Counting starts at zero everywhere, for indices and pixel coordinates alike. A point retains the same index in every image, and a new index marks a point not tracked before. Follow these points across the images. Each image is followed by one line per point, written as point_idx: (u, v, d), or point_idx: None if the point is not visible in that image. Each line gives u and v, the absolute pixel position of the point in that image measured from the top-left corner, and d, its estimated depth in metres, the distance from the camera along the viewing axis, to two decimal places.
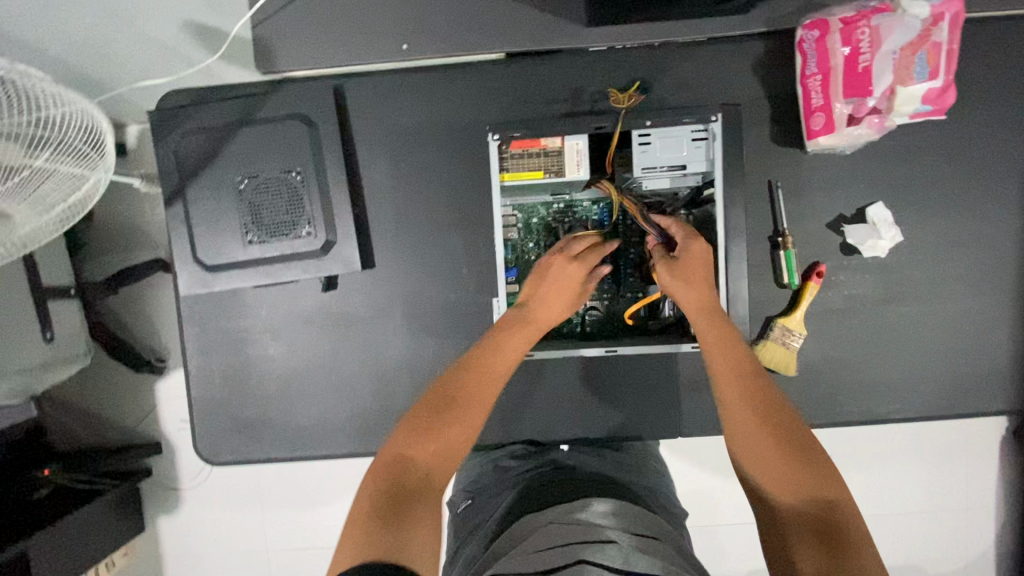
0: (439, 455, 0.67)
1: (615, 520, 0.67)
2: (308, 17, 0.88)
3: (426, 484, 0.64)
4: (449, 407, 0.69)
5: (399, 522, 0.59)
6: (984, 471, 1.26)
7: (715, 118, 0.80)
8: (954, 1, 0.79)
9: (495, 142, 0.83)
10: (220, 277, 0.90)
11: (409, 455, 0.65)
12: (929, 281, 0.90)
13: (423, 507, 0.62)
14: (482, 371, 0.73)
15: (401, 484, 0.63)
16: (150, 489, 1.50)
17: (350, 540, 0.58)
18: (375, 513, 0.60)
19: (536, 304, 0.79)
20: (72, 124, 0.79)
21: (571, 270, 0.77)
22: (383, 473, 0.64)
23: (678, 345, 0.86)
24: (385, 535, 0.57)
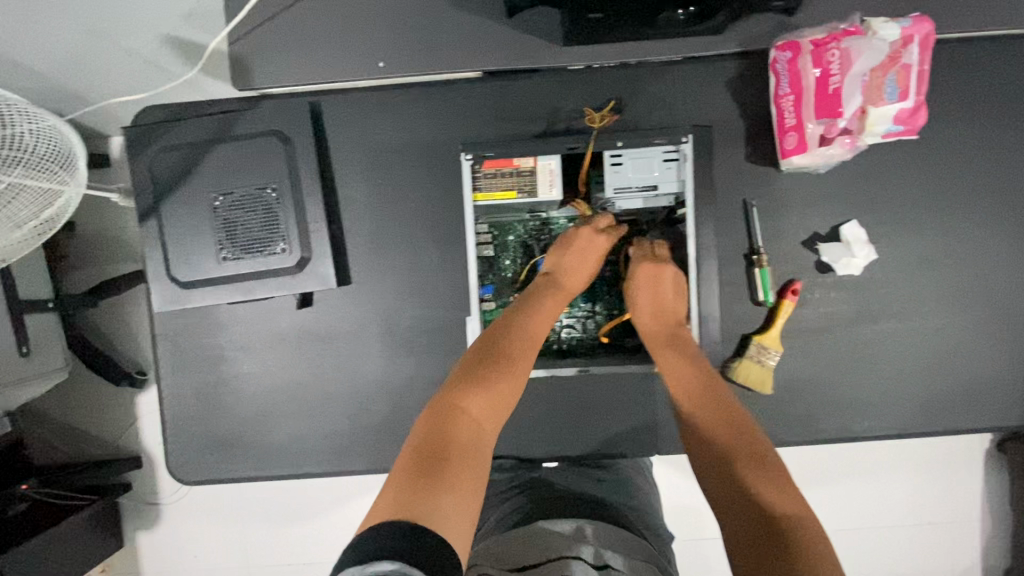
0: (484, 413, 0.69)
1: (604, 534, 0.71)
2: (284, 33, 0.88)
3: (472, 445, 0.66)
4: (490, 371, 0.72)
5: (440, 482, 0.60)
6: (964, 486, 1.26)
7: (686, 139, 0.81)
8: (924, 23, 0.80)
9: (468, 162, 0.84)
10: (194, 294, 0.89)
11: (456, 413, 0.68)
12: (905, 299, 0.91)
13: (465, 468, 0.63)
14: (522, 334, 0.77)
15: (446, 444, 0.65)
16: (129, 504, 1.49)
17: (394, 492, 0.59)
18: (416, 474, 0.61)
19: (565, 277, 0.84)
20: (41, 141, 0.80)
21: (595, 243, 0.84)
22: (430, 428, 0.66)
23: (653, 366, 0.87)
24: (426, 495, 0.58)
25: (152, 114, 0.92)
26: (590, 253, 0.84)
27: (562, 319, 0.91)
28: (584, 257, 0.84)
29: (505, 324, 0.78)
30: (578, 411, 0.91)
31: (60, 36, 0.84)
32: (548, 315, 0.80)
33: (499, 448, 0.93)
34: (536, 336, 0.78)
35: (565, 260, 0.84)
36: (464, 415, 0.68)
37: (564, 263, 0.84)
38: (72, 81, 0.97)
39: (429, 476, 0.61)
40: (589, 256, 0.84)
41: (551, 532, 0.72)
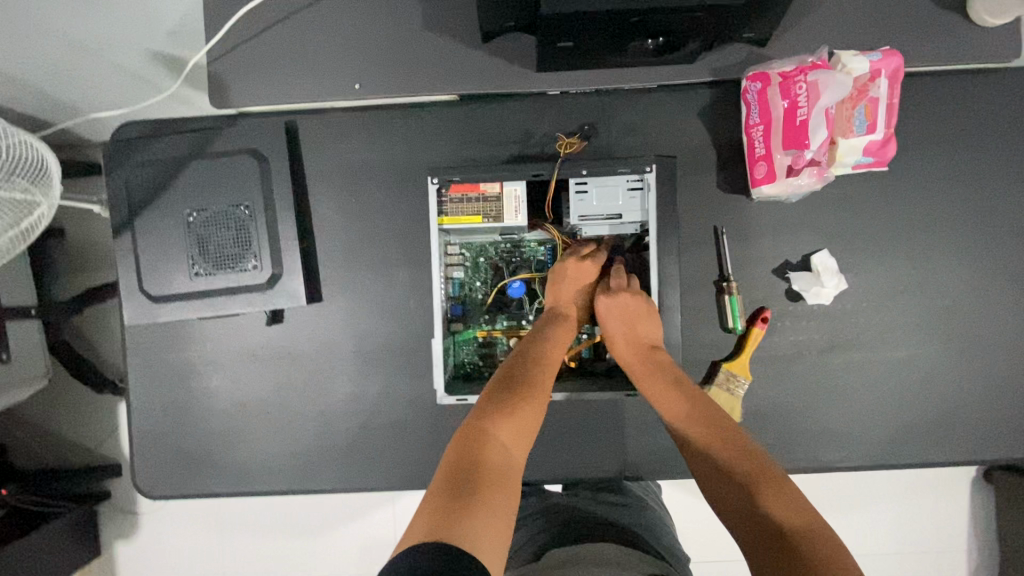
0: (513, 437, 0.68)
1: (625, 559, 0.65)
2: (262, 54, 0.89)
3: (506, 468, 0.64)
4: (511, 397, 0.71)
5: (478, 503, 0.58)
6: (946, 515, 1.25)
7: (649, 169, 0.81)
8: (892, 57, 0.81)
9: (433, 186, 0.84)
10: (165, 308, 0.89)
11: (485, 437, 0.66)
12: (875, 329, 0.90)
13: (498, 488, 0.61)
14: (539, 362, 0.77)
15: (478, 468, 0.62)
16: (107, 514, 1.48)
17: (428, 517, 0.56)
18: (447, 497, 0.58)
19: (566, 309, 0.85)
20: (15, 154, 0.80)
21: (584, 271, 0.84)
22: (457, 455, 0.64)
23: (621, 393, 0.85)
24: (462, 514, 0.56)
25: (130, 130, 0.93)
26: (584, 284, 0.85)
27: None
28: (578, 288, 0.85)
29: (519, 354, 0.78)
30: (543, 437, 0.91)
31: (42, 52, 0.86)
32: (562, 344, 0.80)
33: None
34: (552, 363, 0.78)
35: (562, 292, 0.85)
36: (493, 437, 0.66)
37: (566, 296, 0.85)
38: (55, 94, 0.98)
39: (463, 497, 0.58)
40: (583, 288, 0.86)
41: (565, 557, 0.66)
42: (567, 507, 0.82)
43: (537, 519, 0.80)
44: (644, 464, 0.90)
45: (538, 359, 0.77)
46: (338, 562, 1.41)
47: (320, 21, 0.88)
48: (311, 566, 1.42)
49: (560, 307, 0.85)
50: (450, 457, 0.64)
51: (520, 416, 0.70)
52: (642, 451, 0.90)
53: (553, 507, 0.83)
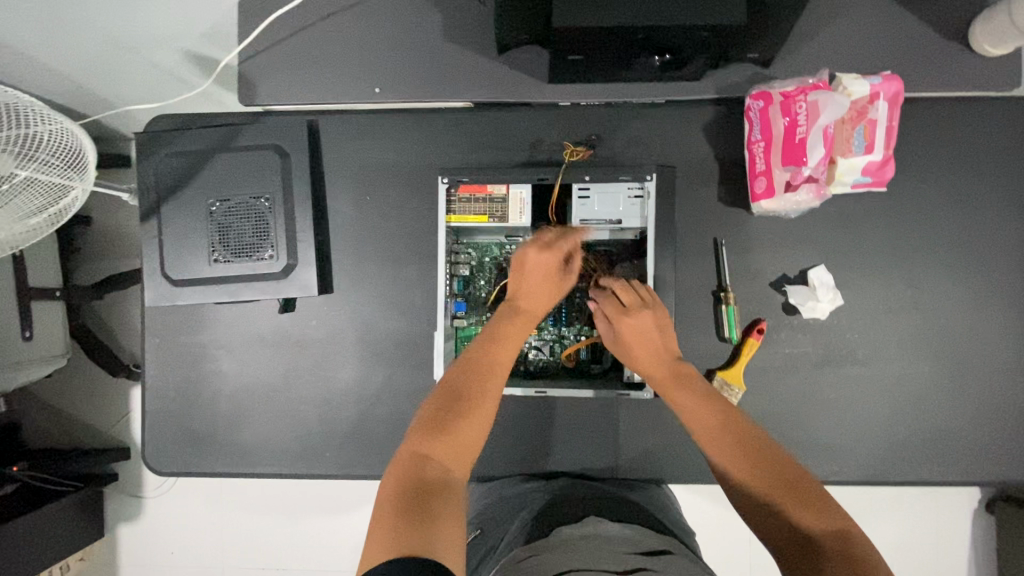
0: (454, 452, 0.67)
1: (625, 555, 0.64)
2: (289, 56, 0.94)
3: (448, 482, 0.63)
4: (454, 411, 0.70)
5: (430, 515, 0.57)
6: (941, 536, 1.26)
7: (649, 178, 0.86)
8: (892, 82, 0.84)
9: (444, 186, 0.89)
10: (183, 292, 0.94)
11: (427, 455, 0.65)
12: (869, 346, 0.92)
13: (448, 499, 0.61)
14: (482, 371, 0.76)
15: (425, 483, 0.61)
16: (114, 494, 1.52)
17: (382, 535, 0.55)
18: (400, 510, 0.57)
19: (522, 302, 0.84)
20: (49, 139, 0.84)
21: (542, 258, 0.86)
22: (399, 476, 0.63)
23: (614, 392, 0.87)
24: (418, 527, 0.55)
25: (162, 122, 0.99)
26: (541, 275, 0.85)
27: (531, 340, 0.93)
28: (533, 280, 0.85)
29: (461, 364, 0.77)
30: (538, 434, 0.93)
31: (86, 44, 0.92)
32: (506, 347, 0.79)
33: None
34: (499, 370, 0.77)
35: (524, 285, 0.85)
36: (434, 456, 0.65)
37: (515, 295, 0.85)
38: (94, 84, 1.04)
39: (417, 511, 0.57)
40: (535, 279, 0.85)
41: (574, 535, 0.69)
42: (566, 499, 0.82)
43: (534, 510, 0.80)
44: (637, 466, 0.92)
45: (482, 368, 0.76)
46: (335, 551, 1.44)
47: (346, 27, 0.93)
48: (308, 555, 1.45)
49: (507, 305, 0.85)
50: (394, 478, 0.62)
51: (463, 428, 0.69)
52: (633, 453, 0.92)
53: (551, 498, 0.83)
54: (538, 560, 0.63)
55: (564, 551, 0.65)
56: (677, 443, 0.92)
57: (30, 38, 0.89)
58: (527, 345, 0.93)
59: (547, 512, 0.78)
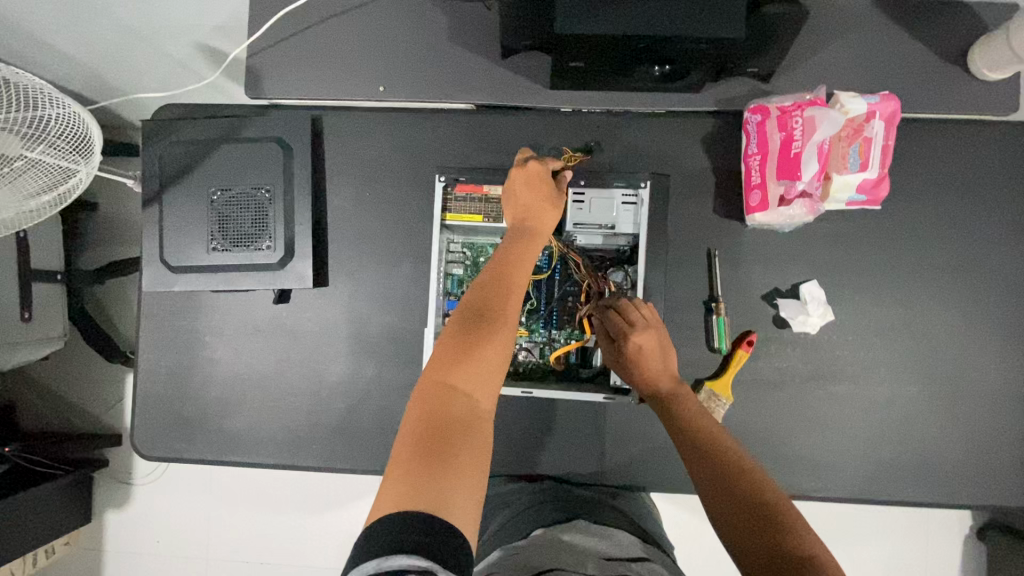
0: (478, 379, 0.63)
1: (606, 563, 0.64)
2: (296, 50, 0.95)
3: (472, 417, 0.60)
4: (474, 336, 0.65)
5: (449, 462, 0.55)
6: (921, 557, 1.26)
7: (644, 185, 0.89)
8: (890, 102, 0.85)
9: (441, 184, 0.91)
10: (181, 278, 0.95)
11: (450, 386, 0.61)
12: (858, 363, 0.92)
13: (468, 441, 0.57)
14: (503, 290, 0.70)
15: (445, 423, 0.58)
16: (104, 480, 1.53)
17: (397, 482, 0.53)
18: (416, 460, 0.55)
19: (530, 222, 0.80)
20: (57, 122, 0.85)
21: (533, 170, 0.83)
22: (421, 413, 0.59)
23: (600, 394, 0.88)
24: (435, 480, 0.53)
25: (169, 111, 1.00)
26: (531, 185, 0.83)
27: (522, 342, 0.94)
28: (523, 190, 0.83)
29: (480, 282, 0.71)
30: (523, 435, 0.94)
31: (98, 31, 0.94)
32: (518, 263, 0.74)
33: None
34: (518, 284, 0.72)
35: (523, 200, 0.82)
36: (457, 385, 0.61)
37: (520, 211, 0.81)
38: (106, 70, 1.07)
39: (435, 459, 0.55)
40: (523, 188, 0.83)
41: (561, 540, 0.69)
42: (547, 504, 0.82)
43: (513, 516, 0.80)
44: (621, 472, 0.92)
45: (500, 283, 0.71)
46: (318, 547, 1.44)
47: (354, 26, 0.94)
48: (291, 549, 1.45)
49: (518, 223, 0.80)
50: (415, 412, 0.60)
51: (485, 355, 0.64)
52: (618, 459, 0.92)
53: (532, 504, 0.82)
54: (519, 562, 0.63)
55: (548, 552, 0.65)
56: (663, 452, 0.92)
57: (45, 22, 0.91)
58: (518, 347, 0.94)
59: (527, 519, 0.78)
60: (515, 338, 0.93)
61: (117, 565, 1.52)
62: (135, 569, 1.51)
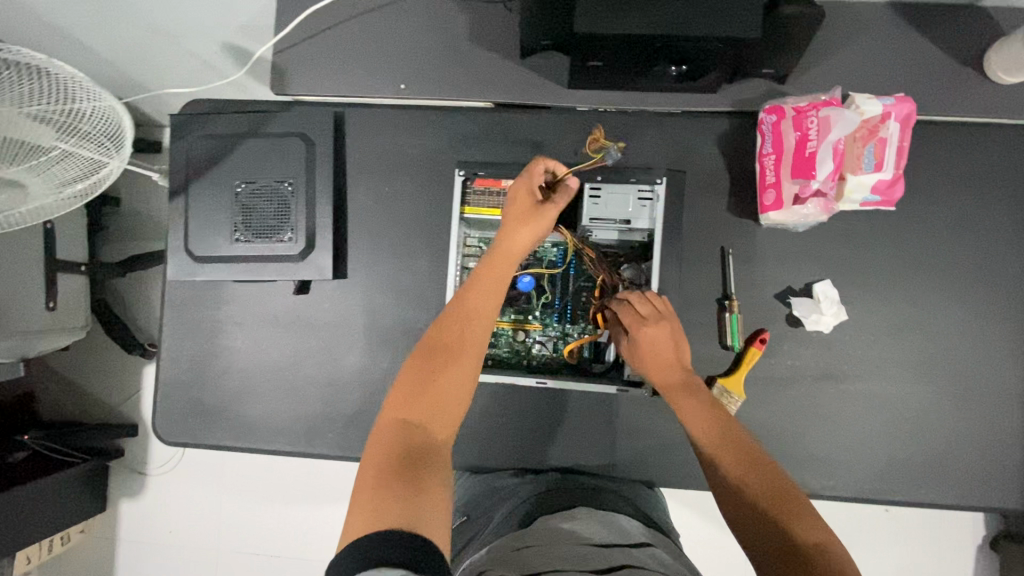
0: (435, 414, 0.66)
1: (605, 549, 0.65)
2: (320, 49, 0.98)
3: (430, 448, 0.63)
4: (432, 374, 0.68)
5: (415, 488, 0.58)
6: (925, 548, 1.30)
7: (660, 181, 0.89)
8: (905, 104, 0.86)
9: (460, 178, 0.93)
10: (205, 267, 0.97)
11: (409, 421, 0.65)
12: (871, 363, 0.93)
13: (427, 470, 0.60)
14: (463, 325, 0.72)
15: (406, 453, 0.61)
16: (120, 469, 1.55)
17: (364, 508, 0.56)
18: (384, 486, 0.58)
19: (505, 243, 0.78)
20: (89, 115, 0.86)
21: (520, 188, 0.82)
22: (382, 447, 0.62)
23: (611, 388, 0.90)
24: (400, 502, 0.56)
25: (196, 107, 1.03)
26: (520, 207, 0.81)
27: (536, 335, 0.95)
28: (512, 212, 0.81)
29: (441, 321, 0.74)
30: (536, 428, 0.95)
31: (131, 28, 0.97)
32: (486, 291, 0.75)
33: (461, 455, 0.95)
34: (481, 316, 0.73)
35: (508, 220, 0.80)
36: (415, 421, 0.65)
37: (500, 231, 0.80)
38: (134, 66, 1.10)
39: (401, 484, 0.58)
40: (510, 210, 0.81)
41: (568, 530, 0.70)
42: (546, 495, 0.83)
43: (517, 506, 0.82)
44: (632, 467, 0.93)
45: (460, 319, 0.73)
46: (329, 537, 1.46)
47: (377, 25, 0.97)
48: (302, 539, 1.47)
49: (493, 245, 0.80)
50: (377, 448, 0.62)
51: (442, 391, 0.67)
52: (630, 454, 0.93)
53: (532, 495, 0.84)
54: (533, 552, 0.64)
55: (558, 543, 0.66)
56: (672, 448, 0.93)
57: (81, 19, 0.95)
58: (532, 340, 0.96)
59: (528, 509, 0.80)
60: (529, 331, 0.95)
61: (130, 553, 1.54)
62: (148, 558, 1.53)
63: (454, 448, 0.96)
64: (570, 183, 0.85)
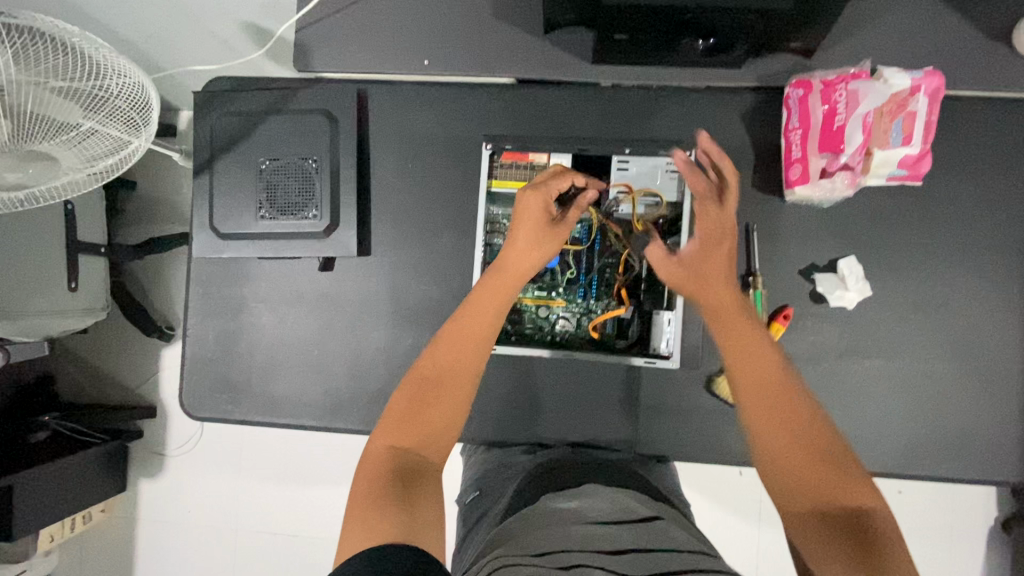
0: (428, 438, 0.68)
1: (615, 530, 0.63)
2: (343, 26, 0.98)
3: (422, 468, 0.65)
4: (425, 399, 0.70)
5: (410, 504, 0.59)
6: (937, 525, 1.31)
7: (688, 154, 0.93)
8: (935, 77, 0.85)
9: (488, 152, 0.96)
10: (230, 244, 0.98)
11: (400, 445, 0.66)
12: (895, 339, 0.93)
13: (421, 488, 0.62)
14: (457, 347, 0.74)
15: (400, 473, 0.63)
16: (139, 449, 1.57)
17: (356, 524, 0.57)
18: (377, 498, 0.59)
19: (509, 261, 0.80)
20: (122, 92, 0.86)
21: (530, 202, 0.83)
22: (373, 468, 0.63)
23: (626, 360, 0.93)
24: (392, 516, 0.57)
25: (218, 84, 1.03)
26: (532, 229, 0.82)
27: (559, 311, 0.97)
28: (523, 231, 0.82)
29: (436, 345, 0.74)
30: (559, 402, 0.96)
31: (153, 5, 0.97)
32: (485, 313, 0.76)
33: (485, 430, 0.96)
34: (475, 338, 0.75)
35: (517, 238, 0.82)
36: (408, 445, 0.66)
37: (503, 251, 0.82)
38: (155, 46, 1.10)
39: (396, 499, 0.59)
40: (521, 229, 0.82)
41: (578, 505, 0.70)
42: (553, 471, 0.81)
43: (527, 481, 0.81)
44: (655, 441, 0.94)
45: (453, 344, 0.74)
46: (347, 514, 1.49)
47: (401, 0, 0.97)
48: (319, 518, 1.49)
49: (497, 264, 0.81)
50: (368, 470, 0.63)
51: (433, 416, 0.69)
52: (654, 429, 0.94)
53: (540, 471, 0.82)
54: (554, 530, 0.63)
55: (572, 520, 0.65)
56: (695, 422, 0.94)
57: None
58: (555, 316, 0.97)
59: (535, 486, 0.78)
60: (553, 307, 0.96)
61: (151, 531, 1.57)
62: (169, 536, 1.56)
63: (478, 422, 0.96)
64: (585, 197, 0.85)
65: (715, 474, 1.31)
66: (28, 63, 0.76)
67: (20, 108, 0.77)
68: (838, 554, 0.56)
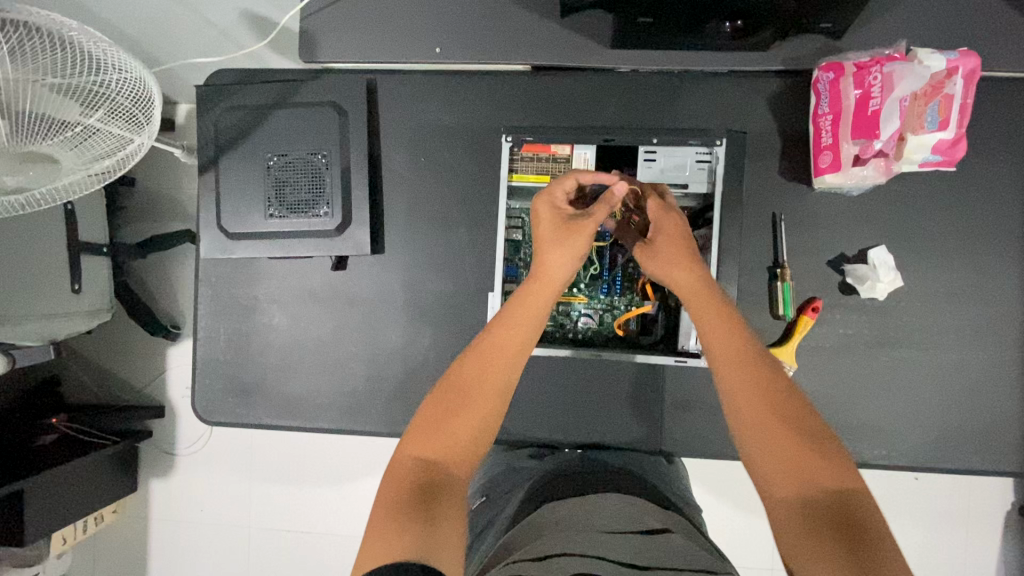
0: (453, 453, 0.65)
1: (623, 543, 0.63)
2: (350, 13, 0.93)
3: (447, 482, 0.62)
4: (451, 411, 0.67)
5: (431, 521, 0.57)
6: (955, 517, 1.30)
7: (719, 143, 0.88)
8: (971, 57, 0.81)
9: (507, 144, 0.91)
10: (239, 244, 0.95)
11: (423, 458, 0.64)
12: (927, 330, 0.90)
13: (443, 503, 0.60)
14: (480, 358, 0.71)
15: (422, 487, 0.60)
16: (149, 450, 1.56)
17: (376, 542, 0.55)
18: (397, 509, 0.58)
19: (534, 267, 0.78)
20: (122, 88, 0.82)
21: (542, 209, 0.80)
22: (396, 483, 0.61)
23: (632, 356, 0.90)
24: (409, 533, 0.55)
25: (220, 77, 0.99)
26: (555, 231, 0.78)
27: (580, 308, 0.94)
28: (545, 235, 0.79)
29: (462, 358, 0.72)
30: (581, 400, 0.94)
31: None
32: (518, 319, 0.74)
33: (505, 430, 0.95)
34: (500, 350, 0.72)
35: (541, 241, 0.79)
36: (435, 460, 0.64)
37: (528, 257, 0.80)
38: (154, 39, 1.05)
39: (418, 515, 0.57)
40: (544, 235, 0.79)
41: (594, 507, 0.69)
42: (569, 476, 0.79)
43: (539, 483, 0.80)
44: (680, 438, 0.92)
45: (477, 355, 0.71)
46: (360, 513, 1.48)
47: None
48: (332, 516, 1.48)
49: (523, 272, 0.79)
50: (391, 487, 0.61)
51: (455, 428, 0.66)
52: (679, 426, 0.92)
53: (550, 477, 0.81)
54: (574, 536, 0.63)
55: (589, 525, 0.65)
56: (722, 419, 0.91)
57: None
58: (577, 313, 0.95)
59: (548, 487, 0.77)
60: (574, 304, 0.94)
61: (162, 531, 1.56)
62: (181, 535, 1.55)
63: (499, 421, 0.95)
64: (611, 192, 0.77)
65: (731, 468, 1.29)
66: (26, 59, 0.72)
67: (16, 106, 0.73)
68: (820, 547, 0.54)
